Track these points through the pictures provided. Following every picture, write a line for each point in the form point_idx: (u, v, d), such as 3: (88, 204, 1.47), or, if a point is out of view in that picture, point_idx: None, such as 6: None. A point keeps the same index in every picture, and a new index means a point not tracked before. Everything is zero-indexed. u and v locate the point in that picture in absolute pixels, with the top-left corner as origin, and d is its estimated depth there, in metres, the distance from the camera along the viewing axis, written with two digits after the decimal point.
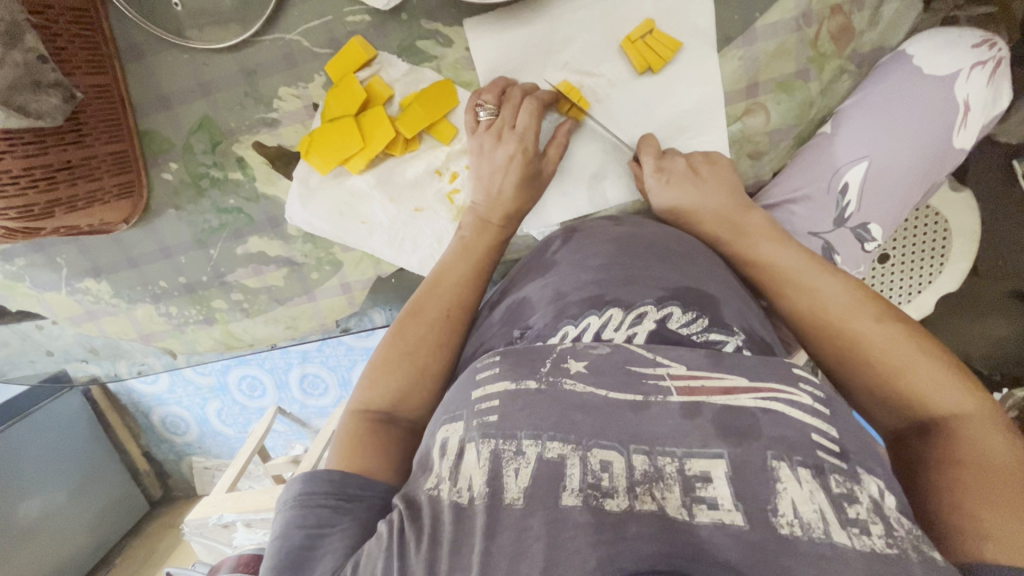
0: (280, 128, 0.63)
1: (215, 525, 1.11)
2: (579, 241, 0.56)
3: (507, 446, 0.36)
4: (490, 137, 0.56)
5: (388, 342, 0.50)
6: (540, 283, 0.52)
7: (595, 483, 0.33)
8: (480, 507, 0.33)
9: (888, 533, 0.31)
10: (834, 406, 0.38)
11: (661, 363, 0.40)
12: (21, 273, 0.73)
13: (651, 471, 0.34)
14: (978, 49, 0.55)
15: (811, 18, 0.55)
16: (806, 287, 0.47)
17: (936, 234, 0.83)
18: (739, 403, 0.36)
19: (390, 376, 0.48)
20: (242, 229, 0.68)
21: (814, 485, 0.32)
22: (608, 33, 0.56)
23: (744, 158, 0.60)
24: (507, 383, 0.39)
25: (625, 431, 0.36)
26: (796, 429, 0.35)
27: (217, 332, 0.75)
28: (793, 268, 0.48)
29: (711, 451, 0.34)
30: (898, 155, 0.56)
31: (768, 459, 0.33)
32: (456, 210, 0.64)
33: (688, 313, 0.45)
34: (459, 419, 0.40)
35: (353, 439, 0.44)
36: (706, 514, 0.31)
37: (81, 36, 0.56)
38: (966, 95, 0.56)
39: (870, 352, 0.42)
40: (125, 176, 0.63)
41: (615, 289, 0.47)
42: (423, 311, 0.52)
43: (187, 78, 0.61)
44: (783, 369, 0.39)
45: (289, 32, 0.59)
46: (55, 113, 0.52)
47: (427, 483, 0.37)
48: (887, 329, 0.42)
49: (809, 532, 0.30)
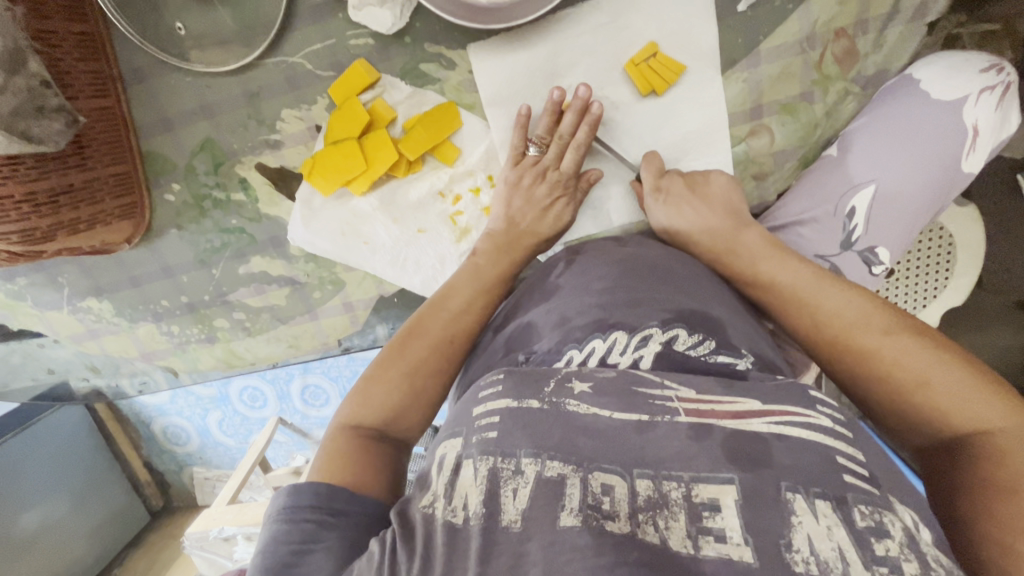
0: (283, 149, 0.62)
1: (215, 537, 1.11)
2: (582, 263, 0.56)
3: (505, 465, 0.36)
4: (533, 174, 0.58)
5: (387, 356, 0.50)
6: (545, 308, 0.52)
7: (595, 505, 0.33)
8: (476, 529, 0.33)
9: (924, 571, 0.30)
10: (854, 428, 0.39)
11: (670, 385, 0.40)
12: (23, 293, 0.72)
13: (655, 497, 0.34)
14: (987, 73, 0.54)
15: (815, 42, 0.55)
16: (813, 301, 0.46)
17: (941, 249, 0.82)
18: (752, 428, 0.36)
19: (387, 393, 0.48)
20: (245, 249, 0.68)
21: (834, 520, 0.32)
22: (612, 56, 0.56)
23: (748, 179, 0.60)
24: (508, 401, 0.39)
25: (628, 455, 0.36)
26: (814, 451, 0.35)
27: (219, 350, 0.75)
28: (800, 284, 0.47)
29: (720, 476, 0.34)
30: (909, 177, 0.55)
31: (782, 490, 0.33)
32: (460, 231, 0.64)
33: (696, 334, 0.45)
34: (458, 435, 0.40)
35: (344, 453, 0.44)
36: (713, 547, 0.31)
37: (85, 60, 0.56)
38: (975, 119, 0.54)
39: (884, 369, 0.41)
40: (127, 197, 0.63)
41: (619, 312, 0.47)
42: (424, 329, 0.52)
43: (190, 100, 0.61)
44: (799, 391, 0.40)
45: (292, 55, 0.59)
46: (58, 138, 0.52)
47: (422, 500, 0.37)
48: (900, 341, 0.41)
49: (825, 571, 0.29)
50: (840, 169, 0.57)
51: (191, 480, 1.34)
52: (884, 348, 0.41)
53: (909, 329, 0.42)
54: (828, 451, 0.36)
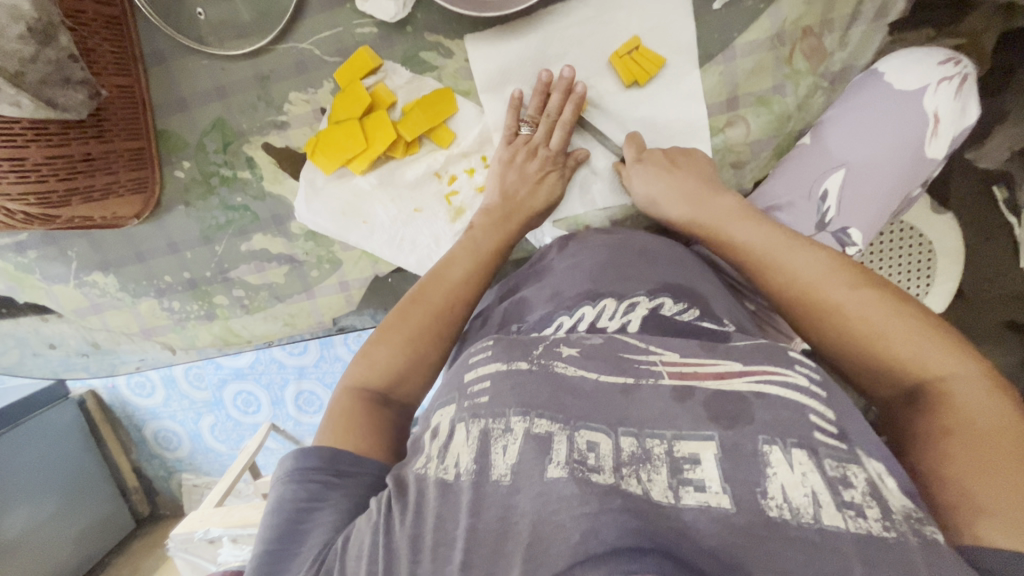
0: (289, 130, 0.66)
1: (200, 539, 1.10)
2: (575, 248, 0.60)
3: (496, 425, 0.37)
4: (525, 152, 0.61)
5: (388, 322, 0.51)
6: (538, 285, 0.57)
7: (581, 459, 0.34)
8: (466, 484, 0.35)
9: (885, 516, 0.32)
10: (829, 386, 0.40)
11: (655, 351, 0.42)
12: (32, 266, 0.75)
13: (639, 453, 0.35)
14: (944, 66, 0.57)
15: (785, 39, 0.59)
16: (780, 263, 0.48)
17: (920, 254, 0.85)
18: (734, 387, 0.38)
19: (389, 357, 0.49)
20: (248, 226, 0.71)
21: (808, 467, 0.34)
22: (599, 49, 0.61)
23: (726, 167, 0.64)
24: (499, 364, 0.42)
25: (614, 414, 0.38)
26: (792, 409, 0.37)
27: (217, 327, 0.77)
28: (767, 246, 0.50)
29: (702, 433, 0.36)
30: (876, 162, 0.58)
31: (759, 444, 0.35)
32: (455, 211, 0.67)
33: (681, 303, 0.50)
34: (451, 402, 0.42)
35: (348, 415, 0.45)
36: (693, 497, 0.33)
37: (110, 40, 0.60)
38: (935, 107, 0.57)
39: (847, 323, 0.43)
40: (140, 172, 0.67)
41: (609, 285, 0.52)
42: (426, 297, 0.53)
43: (205, 82, 0.65)
44: (780, 352, 0.42)
45: (302, 41, 0.63)
46: (80, 108, 0.56)
47: (417, 462, 0.38)
48: (861, 296, 0.44)
49: (798, 517, 0.31)
50: (814, 163, 0.60)
51: (180, 486, 1.34)
52: (847, 304, 0.44)
53: (869, 284, 0.44)
54: (801, 408, 0.37)
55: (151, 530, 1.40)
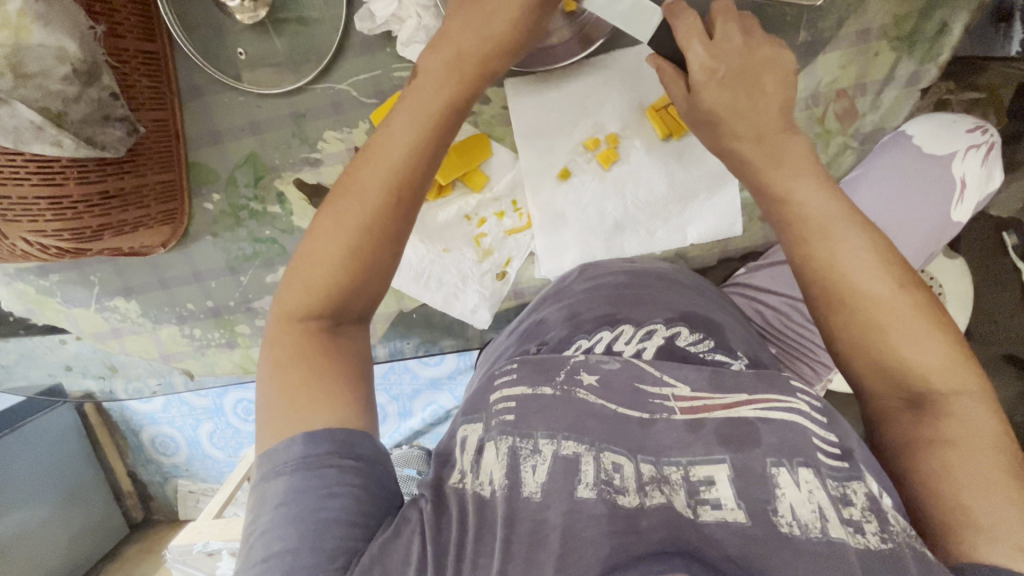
0: (321, 167, 0.67)
1: (199, 552, 1.09)
2: (593, 271, 0.61)
3: (524, 444, 0.39)
4: None
5: (320, 226, 0.44)
6: (557, 306, 0.58)
7: (608, 480, 0.36)
8: (501, 497, 0.36)
9: (882, 528, 0.34)
10: (832, 415, 0.43)
11: (667, 384, 0.44)
12: (54, 289, 0.75)
13: (657, 476, 0.38)
14: (972, 133, 0.61)
15: (819, 99, 0.60)
16: (827, 247, 0.43)
17: (931, 294, 0.86)
18: (741, 414, 0.41)
19: (326, 276, 0.43)
20: (275, 258, 0.71)
21: (813, 485, 0.36)
22: (635, 101, 0.62)
23: (755, 222, 0.66)
24: (525, 388, 0.43)
25: (632, 442, 0.40)
26: (797, 430, 0.40)
27: (238, 355, 0.77)
28: (818, 215, 0.44)
29: (714, 457, 0.38)
30: (904, 219, 0.61)
31: (768, 466, 0.37)
32: (482, 252, 0.68)
33: (696, 333, 0.51)
34: (478, 420, 0.43)
35: (296, 353, 0.41)
36: (711, 513, 0.35)
37: (149, 76, 0.60)
38: (963, 173, 0.62)
39: (883, 324, 0.41)
40: (170, 205, 0.66)
41: (627, 309, 0.53)
42: (356, 191, 0.44)
43: (239, 117, 0.66)
44: (780, 381, 0.44)
45: (339, 82, 0.64)
46: (118, 145, 0.56)
47: (452, 477, 0.39)
48: (899, 296, 0.41)
49: (807, 531, 0.33)
50: None
51: (175, 492, 1.33)
52: (884, 305, 0.41)
53: (906, 279, 0.42)
54: (805, 432, 0.40)
55: (145, 536, 1.38)
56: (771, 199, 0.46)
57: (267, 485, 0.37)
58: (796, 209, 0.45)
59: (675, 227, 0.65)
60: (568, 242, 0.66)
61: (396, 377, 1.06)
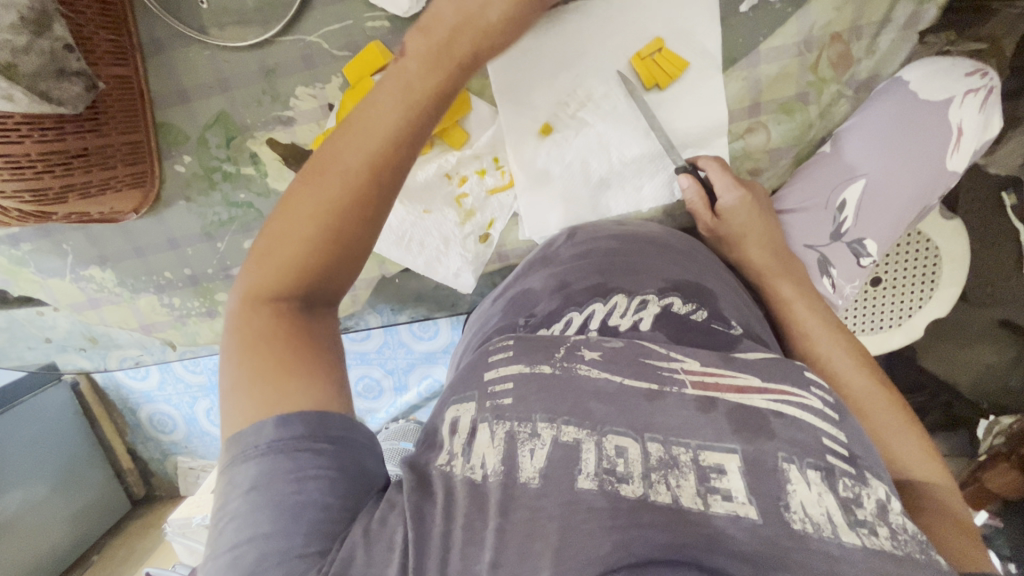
0: (294, 126, 0.65)
1: (198, 526, 1.08)
2: (581, 236, 0.60)
3: (522, 429, 0.35)
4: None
5: (291, 204, 0.39)
6: (544, 275, 0.56)
7: (610, 468, 0.32)
8: (494, 486, 0.32)
9: (893, 535, 0.31)
10: (845, 412, 0.38)
11: (676, 359, 0.40)
12: (26, 258, 0.73)
13: (666, 458, 0.33)
14: (970, 78, 0.59)
15: (812, 45, 0.59)
16: (819, 341, 0.53)
17: (922, 258, 0.81)
18: (753, 404, 0.36)
19: (295, 252, 0.38)
20: (251, 223, 0.69)
21: (823, 488, 0.32)
22: (620, 50, 0.60)
23: (743, 176, 0.64)
24: (522, 366, 0.38)
25: (639, 419, 0.35)
26: (810, 432, 0.35)
27: (218, 325, 0.76)
28: (806, 321, 0.55)
29: (725, 445, 0.33)
30: (892, 177, 0.61)
31: (780, 460, 0.32)
32: (464, 213, 0.66)
33: (689, 303, 0.48)
34: (471, 399, 0.38)
35: (267, 335, 0.37)
36: (720, 505, 0.31)
37: (107, 29, 0.57)
38: (960, 120, 0.59)
39: (869, 416, 0.48)
40: (139, 166, 0.64)
41: (617, 279, 0.51)
42: (333, 164, 0.39)
43: (207, 74, 0.63)
44: (795, 371, 0.39)
45: (308, 34, 0.61)
46: (76, 101, 0.53)
47: (438, 458, 0.36)
48: (881, 395, 0.49)
49: (820, 531, 0.30)
50: (835, 172, 0.62)
51: (176, 468, 1.33)
52: (865, 396, 0.49)
53: (887, 390, 0.50)
54: (816, 432, 0.35)
55: (145, 512, 1.38)
56: (774, 302, 0.58)
57: (238, 468, 0.33)
58: (794, 313, 0.56)
59: (661, 182, 0.63)
60: (551, 202, 0.64)
61: (391, 352, 1.04)
